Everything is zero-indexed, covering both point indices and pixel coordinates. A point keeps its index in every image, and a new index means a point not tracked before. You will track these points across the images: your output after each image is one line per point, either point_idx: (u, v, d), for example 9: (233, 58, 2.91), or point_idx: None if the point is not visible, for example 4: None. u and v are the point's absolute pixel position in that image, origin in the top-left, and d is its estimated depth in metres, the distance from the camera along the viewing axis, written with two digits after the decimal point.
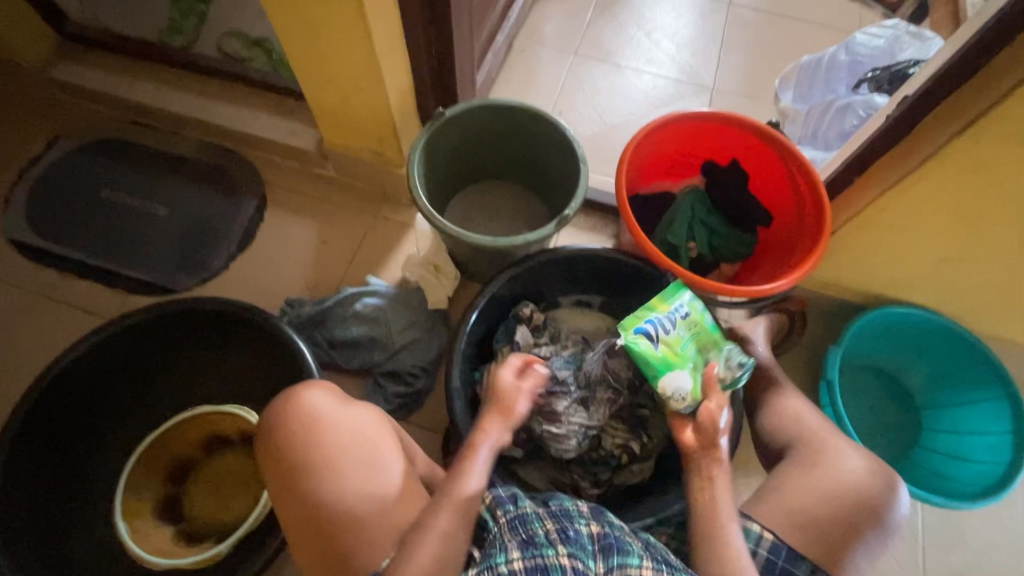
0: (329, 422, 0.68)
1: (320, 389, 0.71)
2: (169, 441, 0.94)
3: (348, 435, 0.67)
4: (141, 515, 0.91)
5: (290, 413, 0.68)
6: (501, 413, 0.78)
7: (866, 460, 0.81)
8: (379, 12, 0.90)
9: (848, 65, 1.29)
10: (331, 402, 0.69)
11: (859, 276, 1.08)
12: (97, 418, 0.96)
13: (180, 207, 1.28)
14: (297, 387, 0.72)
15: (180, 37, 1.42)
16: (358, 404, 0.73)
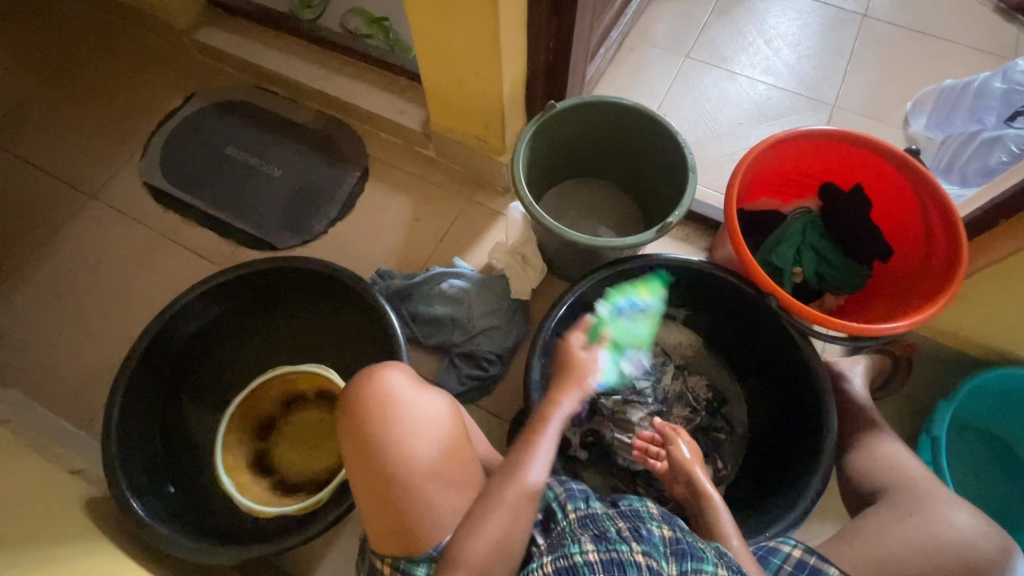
0: (402, 403, 0.69)
1: (397, 371, 0.74)
2: (254, 401, 0.99)
3: (419, 418, 0.69)
4: (240, 470, 0.95)
5: (367, 391, 0.71)
6: (575, 380, 0.77)
7: (976, 517, 0.75)
8: (509, 0, 0.90)
9: (1003, 94, 1.16)
10: (406, 384, 0.72)
11: (986, 328, 0.97)
12: (203, 353, 1.04)
13: (291, 170, 1.36)
14: (375, 368, 0.74)
15: (309, 11, 1.51)
16: (430, 388, 0.75)
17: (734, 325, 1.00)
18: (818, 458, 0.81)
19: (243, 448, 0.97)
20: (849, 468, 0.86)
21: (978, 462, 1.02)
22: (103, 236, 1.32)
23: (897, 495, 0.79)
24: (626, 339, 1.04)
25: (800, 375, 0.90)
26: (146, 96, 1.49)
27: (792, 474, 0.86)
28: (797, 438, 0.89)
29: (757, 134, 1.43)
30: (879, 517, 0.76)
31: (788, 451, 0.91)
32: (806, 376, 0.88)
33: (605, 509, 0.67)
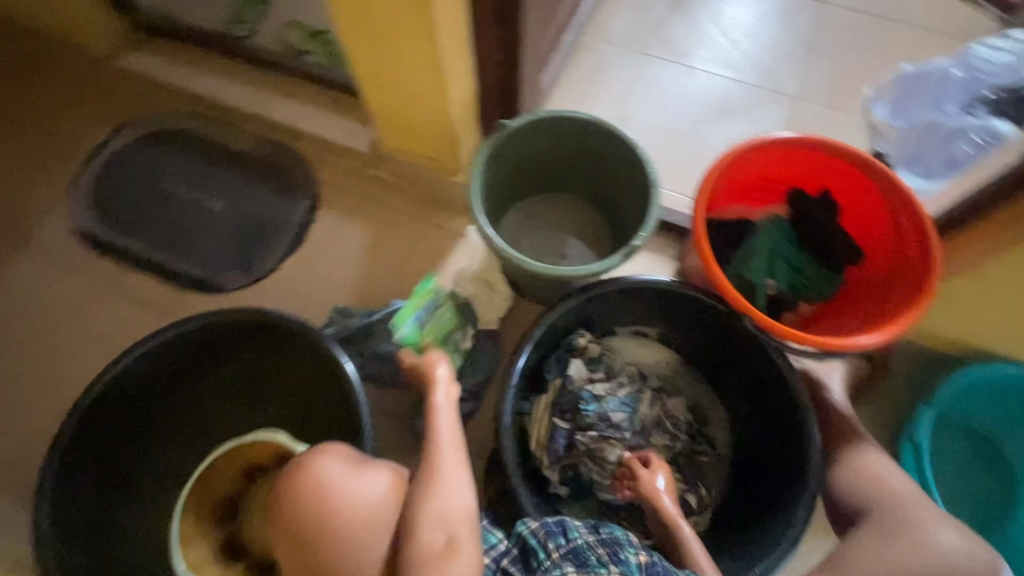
0: (339, 494, 0.66)
1: (331, 456, 0.70)
2: (209, 484, 1.00)
3: (362, 505, 0.66)
4: (206, 565, 0.96)
5: (301, 486, 0.68)
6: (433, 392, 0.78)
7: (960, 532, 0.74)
8: (448, 16, 0.83)
9: (963, 82, 1.10)
10: (341, 470, 0.68)
11: (961, 326, 0.95)
12: (150, 419, 0.96)
13: (233, 202, 1.27)
14: (314, 452, 0.71)
15: (241, 27, 1.40)
16: (372, 466, 0.70)
17: (710, 344, 0.96)
18: (803, 485, 0.79)
19: (214, 539, 0.98)
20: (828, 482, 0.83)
21: (959, 460, 1.01)
22: (32, 289, 1.22)
23: (882, 516, 0.76)
24: (599, 364, 0.98)
25: (778, 395, 0.87)
26: (68, 130, 1.37)
27: (775, 500, 0.84)
28: (780, 460, 0.87)
29: (720, 131, 1.39)
30: (865, 542, 0.74)
31: (771, 474, 0.88)
32: (786, 397, 0.85)
33: (585, 536, 0.64)
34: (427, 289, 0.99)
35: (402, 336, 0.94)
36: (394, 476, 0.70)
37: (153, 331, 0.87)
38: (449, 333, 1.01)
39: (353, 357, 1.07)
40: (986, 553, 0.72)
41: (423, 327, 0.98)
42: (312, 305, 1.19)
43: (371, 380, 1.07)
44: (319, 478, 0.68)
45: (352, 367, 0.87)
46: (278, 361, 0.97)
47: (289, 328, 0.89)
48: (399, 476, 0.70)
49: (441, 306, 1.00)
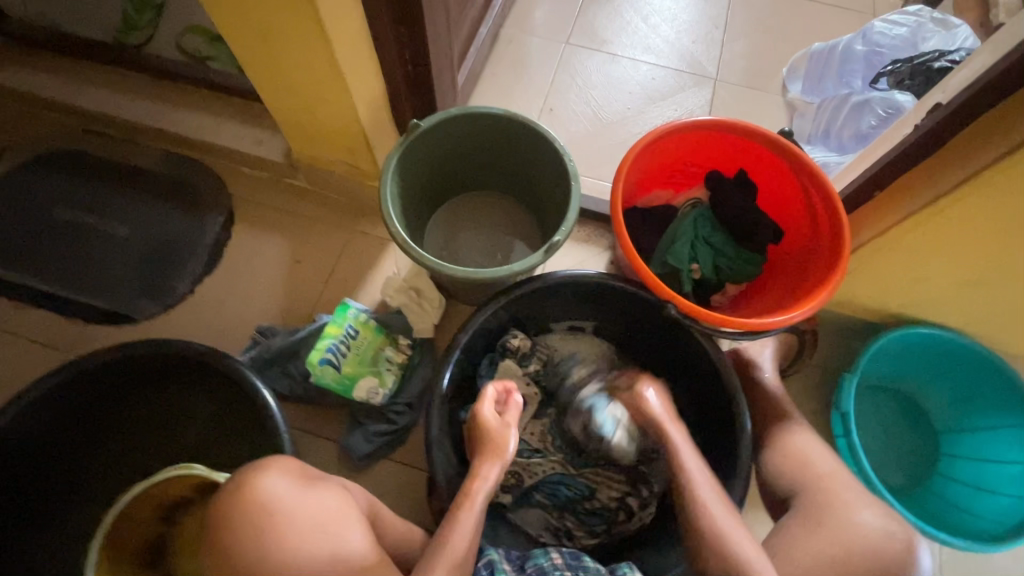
0: (284, 512, 0.62)
1: (277, 469, 0.66)
2: (117, 536, 0.78)
3: (308, 524, 0.62)
4: None
5: (241, 503, 0.62)
6: (495, 452, 0.75)
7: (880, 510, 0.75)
8: (338, 16, 0.79)
9: (865, 56, 1.20)
10: (286, 487, 0.64)
11: (877, 297, 0.99)
12: (58, 472, 0.88)
13: (140, 224, 1.18)
14: (253, 468, 0.65)
15: (135, 34, 1.30)
16: (320, 483, 0.68)
17: (639, 332, 0.97)
18: (736, 463, 0.79)
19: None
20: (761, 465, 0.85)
21: (884, 419, 1.05)
22: None
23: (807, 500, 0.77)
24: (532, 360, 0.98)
25: (708, 379, 0.88)
26: None
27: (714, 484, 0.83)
28: (714, 441, 0.88)
29: (644, 117, 1.40)
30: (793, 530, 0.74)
31: (708, 454, 0.89)
32: (715, 380, 0.86)
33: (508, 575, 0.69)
34: (344, 314, 0.98)
35: (310, 360, 0.93)
36: (343, 497, 0.68)
37: (49, 373, 0.81)
38: (378, 354, 0.98)
39: (279, 380, 1.01)
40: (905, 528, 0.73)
41: (343, 359, 0.95)
42: (233, 328, 1.12)
43: (300, 401, 1.02)
44: (267, 499, 0.62)
45: (271, 394, 0.82)
46: (194, 393, 0.91)
47: (199, 356, 0.84)
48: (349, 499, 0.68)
49: (361, 334, 0.97)
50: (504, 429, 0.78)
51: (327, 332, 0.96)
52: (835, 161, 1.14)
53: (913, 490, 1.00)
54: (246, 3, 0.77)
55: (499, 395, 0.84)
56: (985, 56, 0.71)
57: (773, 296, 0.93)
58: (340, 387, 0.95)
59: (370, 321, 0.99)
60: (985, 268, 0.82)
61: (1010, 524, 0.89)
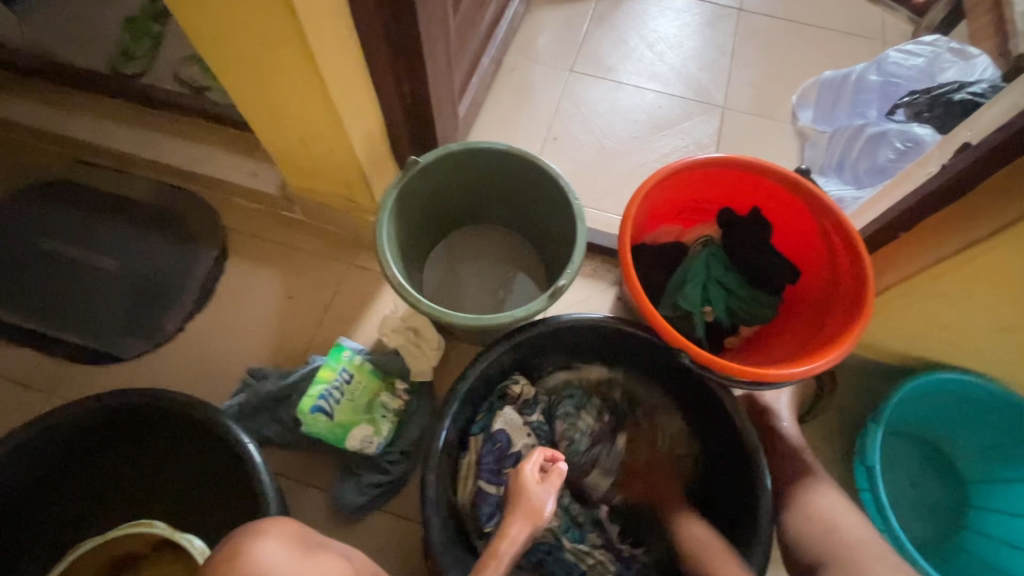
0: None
1: (275, 536, 0.57)
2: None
3: None
4: None
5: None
6: (529, 513, 0.71)
7: None
8: (332, 51, 0.75)
9: (879, 86, 1.17)
10: (284, 555, 0.55)
11: (901, 341, 0.93)
12: (23, 534, 0.82)
13: (130, 258, 1.14)
14: (246, 535, 0.57)
15: (132, 64, 1.28)
16: (322, 552, 0.59)
17: (648, 376, 0.92)
18: (756, 524, 0.74)
19: None
20: (784, 526, 0.80)
21: (908, 468, 0.99)
22: None
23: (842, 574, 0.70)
24: (535, 408, 0.91)
25: (723, 429, 0.83)
26: None
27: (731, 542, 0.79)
28: (730, 495, 0.82)
29: (651, 146, 1.36)
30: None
31: (724, 510, 0.83)
32: (733, 433, 0.81)
33: None
34: (337, 357, 0.93)
35: (302, 407, 0.88)
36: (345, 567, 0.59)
37: (23, 425, 0.76)
38: (372, 401, 0.93)
39: (268, 425, 0.96)
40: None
41: (337, 407, 0.90)
42: (223, 367, 1.07)
43: (291, 447, 0.97)
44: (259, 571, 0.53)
45: (256, 448, 0.78)
46: (177, 446, 0.86)
47: (181, 407, 0.79)
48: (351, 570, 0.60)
49: (355, 380, 0.92)
50: (542, 494, 0.73)
51: (319, 377, 0.91)
52: (851, 195, 1.08)
53: (940, 544, 0.94)
54: (237, 40, 0.75)
55: (546, 462, 0.79)
56: (1018, 95, 0.66)
57: (791, 341, 0.87)
58: (330, 436, 0.89)
59: (365, 365, 0.94)
60: (1020, 315, 0.77)
61: None
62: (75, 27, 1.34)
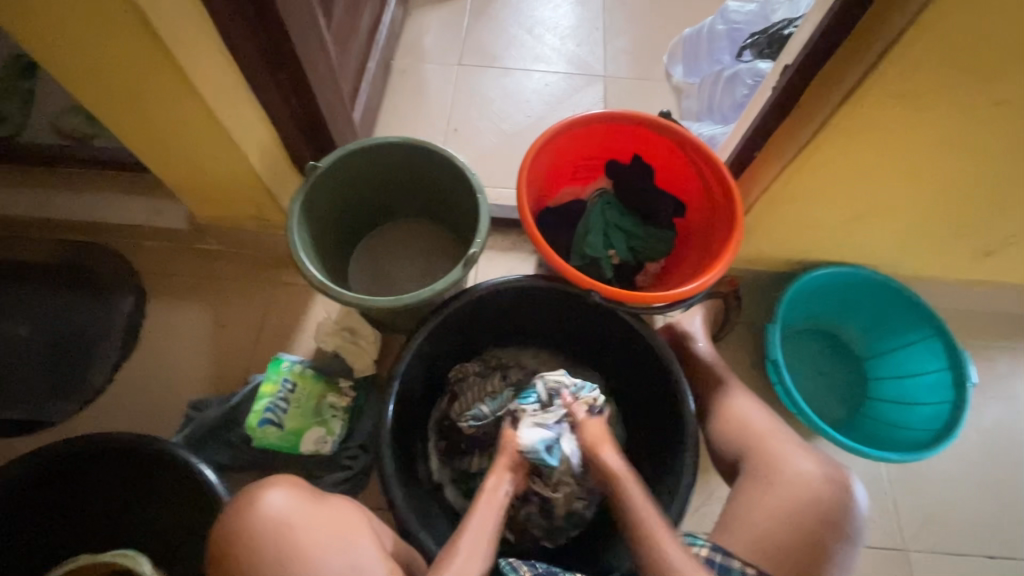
0: (300, 526, 0.63)
1: (283, 485, 0.66)
2: None
3: (320, 535, 0.63)
4: None
5: (252, 524, 0.62)
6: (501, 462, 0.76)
7: (817, 458, 0.78)
8: (207, 70, 0.77)
9: (727, 33, 1.31)
10: (295, 501, 0.64)
11: (782, 247, 1.05)
12: None
13: (41, 321, 1.11)
14: (257, 488, 0.65)
15: (5, 125, 1.23)
16: (329, 499, 0.68)
17: (559, 327, 1.00)
18: (684, 425, 0.83)
19: None
20: (710, 434, 0.88)
21: (815, 358, 1.12)
22: None
23: (755, 462, 0.79)
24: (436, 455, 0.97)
25: (645, 357, 0.91)
26: None
27: (667, 451, 0.87)
28: (658, 411, 0.91)
29: (546, 122, 1.45)
30: (743, 495, 0.76)
31: (656, 427, 0.92)
32: (651, 356, 0.89)
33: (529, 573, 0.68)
34: (276, 368, 0.95)
35: (250, 423, 0.90)
36: (353, 505, 0.69)
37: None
38: (320, 403, 0.95)
39: (221, 451, 0.96)
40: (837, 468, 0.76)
41: (285, 415, 0.92)
42: (162, 408, 1.06)
43: (248, 468, 0.98)
44: (273, 517, 0.63)
45: (210, 467, 0.79)
46: (130, 485, 0.85)
47: (126, 443, 0.79)
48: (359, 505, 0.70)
49: (299, 387, 0.94)
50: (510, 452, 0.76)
51: (262, 392, 0.92)
52: (721, 132, 1.21)
53: (852, 416, 1.07)
54: (106, 78, 0.75)
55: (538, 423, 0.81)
56: (815, 16, 0.78)
57: (689, 266, 0.98)
58: (283, 445, 0.91)
59: (306, 371, 0.96)
60: (861, 203, 0.90)
61: (936, 427, 0.97)
62: None
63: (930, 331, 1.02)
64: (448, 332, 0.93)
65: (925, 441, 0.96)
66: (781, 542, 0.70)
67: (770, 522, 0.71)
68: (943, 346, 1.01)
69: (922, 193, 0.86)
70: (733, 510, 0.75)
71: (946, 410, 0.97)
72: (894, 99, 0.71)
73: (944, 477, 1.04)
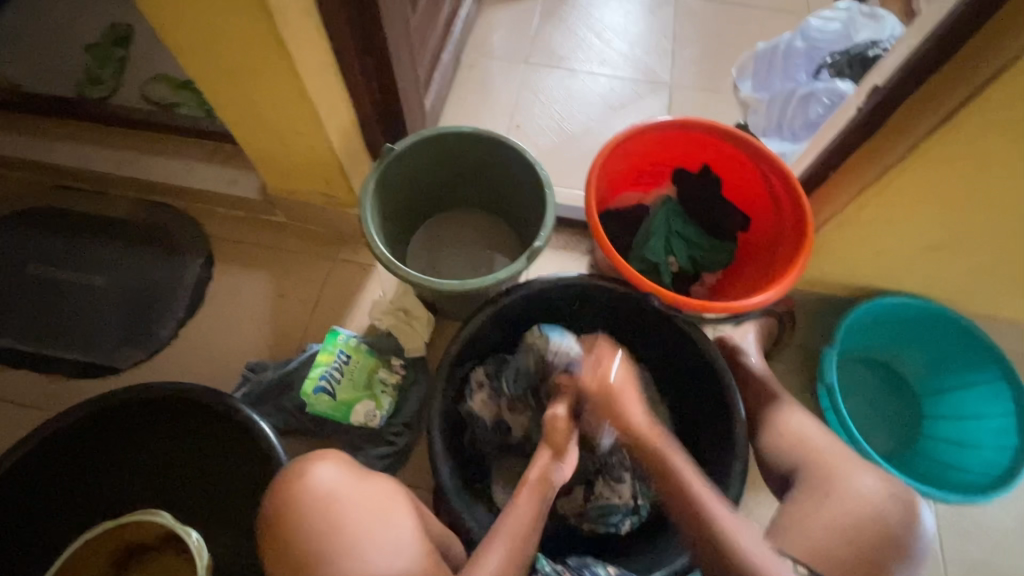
0: (345, 504, 0.61)
1: (334, 461, 0.65)
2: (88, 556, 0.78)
3: (366, 513, 0.61)
4: None
5: (298, 494, 0.61)
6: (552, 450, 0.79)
7: (877, 476, 0.76)
8: (307, 49, 0.81)
9: (806, 51, 1.30)
10: (343, 480, 0.63)
11: (846, 272, 1.03)
12: (58, 528, 0.87)
13: (118, 273, 1.17)
14: (308, 460, 0.64)
15: (100, 87, 1.31)
16: (376, 476, 0.66)
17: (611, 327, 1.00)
18: (734, 441, 0.81)
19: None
20: (759, 447, 0.86)
21: (868, 388, 1.10)
22: None
23: (807, 474, 0.78)
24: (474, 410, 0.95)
25: (699, 369, 0.90)
26: None
27: (714, 465, 0.86)
28: (707, 422, 0.90)
29: (607, 126, 1.45)
30: (794, 503, 0.75)
31: (703, 439, 0.91)
32: (706, 367, 0.88)
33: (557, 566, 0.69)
34: (333, 340, 0.98)
35: (306, 389, 0.93)
36: (396, 485, 0.67)
37: (25, 437, 0.79)
38: (371, 377, 0.98)
39: (273, 414, 1.00)
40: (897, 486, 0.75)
41: (338, 386, 0.95)
42: (220, 366, 1.11)
43: (297, 433, 1.01)
44: (319, 491, 0.61)
45: (268, 425, 0.82)
46: (187, 436, 0.90)
47: (190, 396, 0.83)
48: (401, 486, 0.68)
49: (352, 361, 0.97)
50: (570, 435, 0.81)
51: (319, 360, 0.96)
52: (791, 150, 1.19)
53: (904, 452, 1.04)
54: (213, 50, 0.80)
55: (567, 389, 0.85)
56: (912, 38, 0.77)
57: (750, 281, 0.97)
58: (333, 414, 0.95)
59: (361, 346, 0.99)
60: (938, 232, 0.87)
61: (993, 474, 0.93)
62: (38, 59, 1.36)
63: (997, 374, 0.99)
64: (504, 323, 0.95)
65: (980, 485, 0.93)
66: (832, 553, 0.68)
67: (821, 532, 0.71)
68: (1010, 390, 0.97)
69: (1007, 229, 0.83)
70: (781, 520, 0.74)
71: (1007, 457, 0.93)
72: (992, 127, 0.69)
73: (999, 526, 1.00)
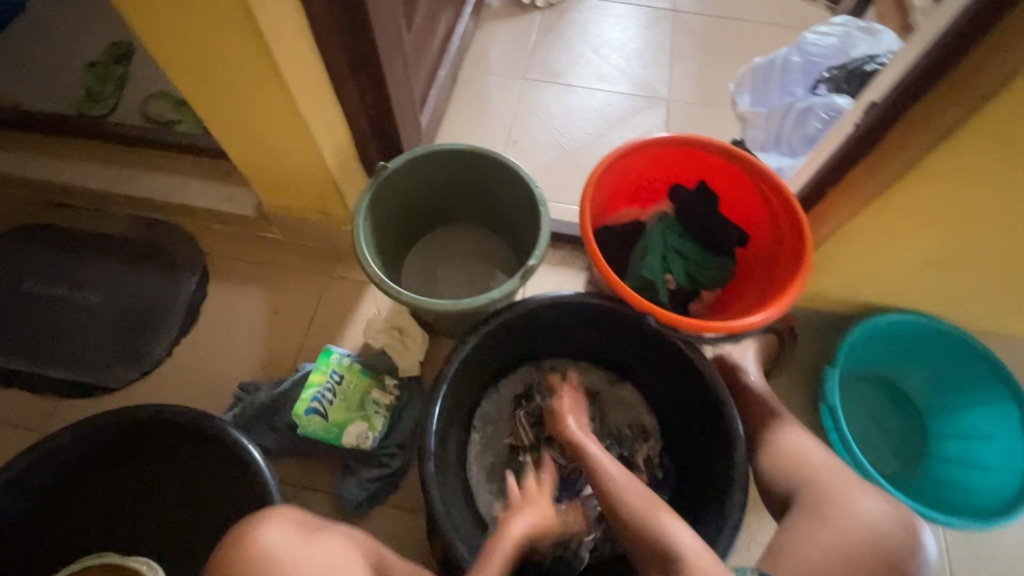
0: (292, 564, 0.60)
1: (280, 520, 0.64)
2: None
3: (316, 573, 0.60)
4: None
5: (244, 560, 0.61)
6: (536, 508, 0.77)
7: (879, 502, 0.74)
8: (297, 68, 0.81)
9: (803, 66, 1.29)
10: (289, 539, 0.62)
11: (847, 288, 1.01)
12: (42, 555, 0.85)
13: (114, 290, 1.17)
14: (252, 522, 0.64)
15: (99, 105, 1.31)
16: (323, 531, 0.66)
17: (610, 347, 0.99)
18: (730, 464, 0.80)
19: None
20: (759, 469, 0.84)
21: (873, 408, 1.08)
22: None
23: (807, 498, 0.76)
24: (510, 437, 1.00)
25: (698, 391, 0.88)
26: None
27: (711, 489, 0.84)
28: (705, 447, 0.88)
29: (605, 140, 1.45)
30: (794, 529, 0.73)
31: (701, 462, 0.90)
32: (701, 387, 0.87)
33: None
34: (325, 359, 0.97)
35: (297, 410, 0.92)
36: (348, 537, 0.67)
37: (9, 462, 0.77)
38: (364, 398, 0.97)
39: (265, 434, 0.99)
40: (900, 511, 0.73)
41: (329, 407, 0.94)
42: (213, 385, 1.10)
43: (290, 453, 1.00)
44: (266, 553, 0.61)
45: (256, 448, 0.80)
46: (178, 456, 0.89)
47: (181, 416, 0.82)
48: (353, 536, 0.68)
49: (345, 381, 0.96)
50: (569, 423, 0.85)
51: (311, 381, 0.94)
52: (789, 165, 1.19)
53: (909, 473, 1.02)
54: (204, 69, 0.80)
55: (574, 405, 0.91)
56: (908, 54, 0.76)
57: (749, 298, 0.95)
58: (324, 436, 0.93)
59: (353, 364, 0.98)
60: (940, 250, 0.86)
61: (1005, 497, 0.90)
62: (39, 79, 1.38)
63: (1006, 393, 0.97)
64: (499, 342, 0.93)
65: (991, 511, 0.90)
66: None
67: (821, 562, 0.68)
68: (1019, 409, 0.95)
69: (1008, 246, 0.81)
70: (781, 547, 0.71)
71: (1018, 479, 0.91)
72: (992, 145, 0.68)
73: (1008, 549, 0.97)
